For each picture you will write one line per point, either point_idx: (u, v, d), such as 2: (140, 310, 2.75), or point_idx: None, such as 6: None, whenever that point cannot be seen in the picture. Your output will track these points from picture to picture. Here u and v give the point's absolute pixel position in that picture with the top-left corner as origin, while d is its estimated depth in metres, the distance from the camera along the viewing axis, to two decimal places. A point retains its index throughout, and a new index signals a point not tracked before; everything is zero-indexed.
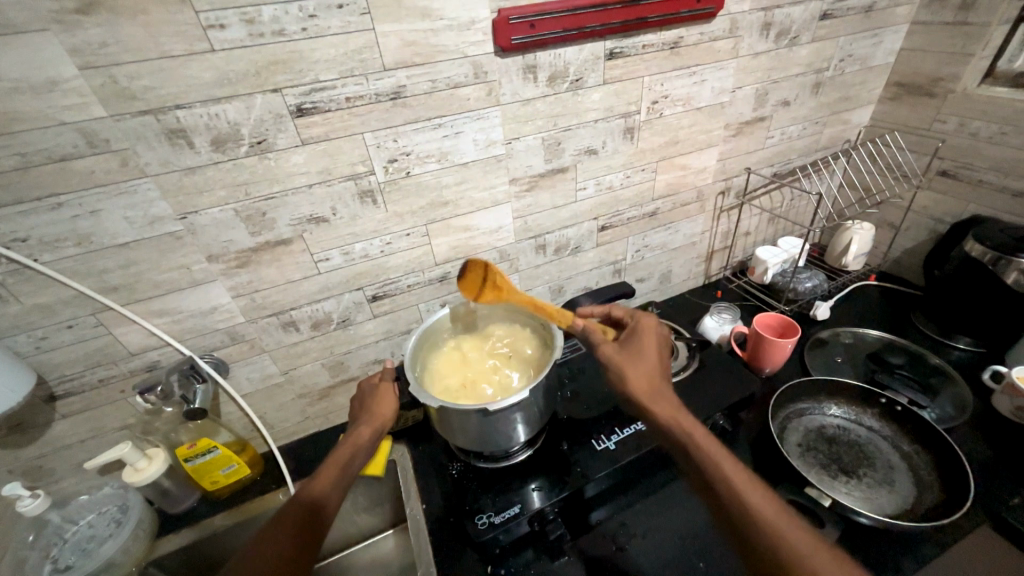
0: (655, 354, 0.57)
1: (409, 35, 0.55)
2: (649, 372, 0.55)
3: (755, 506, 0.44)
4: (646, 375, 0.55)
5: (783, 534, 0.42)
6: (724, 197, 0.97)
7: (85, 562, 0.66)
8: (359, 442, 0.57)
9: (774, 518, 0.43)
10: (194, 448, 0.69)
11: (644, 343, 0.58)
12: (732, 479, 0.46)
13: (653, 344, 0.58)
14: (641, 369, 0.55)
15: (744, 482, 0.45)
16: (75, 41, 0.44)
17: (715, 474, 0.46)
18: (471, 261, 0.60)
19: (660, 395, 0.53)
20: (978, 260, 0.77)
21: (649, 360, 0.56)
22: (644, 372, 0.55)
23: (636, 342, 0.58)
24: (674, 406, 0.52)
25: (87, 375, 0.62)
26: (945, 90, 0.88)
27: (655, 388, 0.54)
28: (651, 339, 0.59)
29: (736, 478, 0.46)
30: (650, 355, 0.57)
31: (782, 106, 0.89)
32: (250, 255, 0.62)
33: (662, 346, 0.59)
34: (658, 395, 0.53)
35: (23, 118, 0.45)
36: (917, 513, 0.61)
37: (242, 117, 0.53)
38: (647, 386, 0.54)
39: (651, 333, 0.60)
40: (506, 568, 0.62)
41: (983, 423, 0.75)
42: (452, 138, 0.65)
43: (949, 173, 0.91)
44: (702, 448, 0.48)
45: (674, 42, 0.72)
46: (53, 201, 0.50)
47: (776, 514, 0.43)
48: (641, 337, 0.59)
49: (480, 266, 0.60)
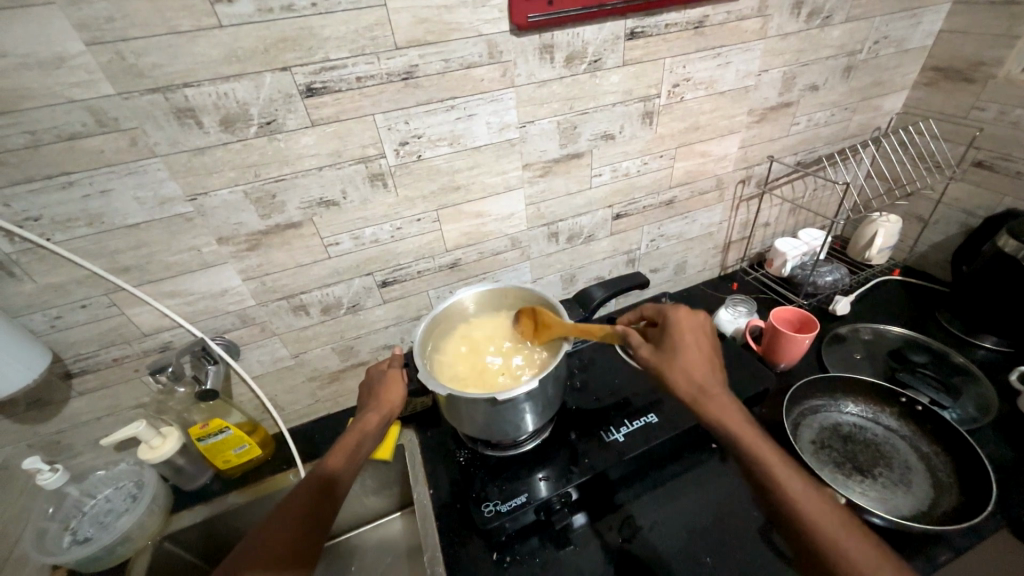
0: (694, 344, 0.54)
1: (422, 12, 0.53)
2: (692, 372, 0.52)
3: (815, 517, 0.41)
4: (687, 374, 0.52)
5: (834, 540, 0.40)
6: (745, 185, 0.94)
7: (102, 534, 0.67)
8: (367, 429, 0.57)
9: (836, 528, 0.41)
10: (207, 428, 0.70)
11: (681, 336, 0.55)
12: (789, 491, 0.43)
13: (694, 337, 0.55)
14: (685, 370, 0.52)
15: (797, 485, 0.43)
16: (81, 16, 0.43)
17: (772, 486, 0.44)
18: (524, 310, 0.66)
19: (708, 395, 0.50)
20: (1010, 257, 0.74)
21: (688, 347, 0.54)
22: (684, 371, 0.52)
23: (673, 336, 0.55)
24: (721, 405, 0.49)
25: (101, 355, 0.63)
26: (986, 75, 0.83)
27: (702, 388, 0.51)
28: (687, 333, 0.55)
29: (794, 490, 0.43)
30: (688, 350, 0.54)
31: (809, 91, 0.85)
32: (260, 238, 0.61)
33: (701, 336, 0.55)
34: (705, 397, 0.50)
35: (31, 95, 0.45)
36: (934, 515, 0.60)
37: (251, 97, 0.52)
38: (691, 385, 0.51)
39: (690, 326, 0.56)
40: (511, 554, 0.62)
41: (1008, 425, 0.72)
42: (465, 121, 0.63)
43: (984, 163, 0.87)
44: (761, 458, 0.45)
45: (699, 22, 0.68)
46: (63, 180, 0.50)
47: (831, 522, 0.41)
48: (675, 329, 0.56)
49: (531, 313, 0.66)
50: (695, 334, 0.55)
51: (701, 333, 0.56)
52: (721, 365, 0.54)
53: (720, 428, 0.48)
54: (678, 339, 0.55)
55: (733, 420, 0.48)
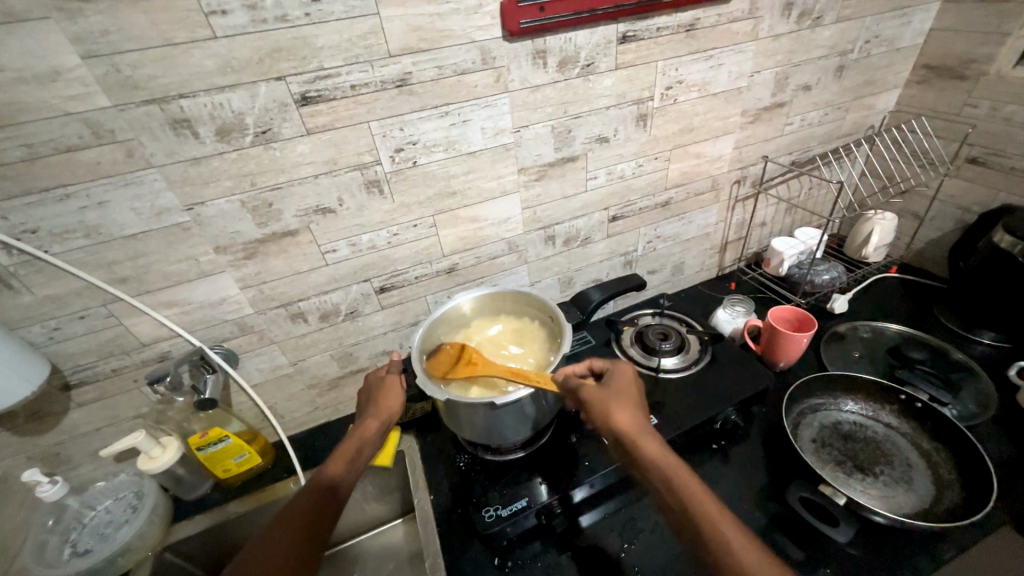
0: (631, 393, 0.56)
1: (415, 20, 0.54)
2: (634, 414, 0.53)
3: (749, 560, 0.41)
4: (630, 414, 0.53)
5: None
6: (740, 186, 0.94)
7: (102, 546, 0.67)
8: (367, 434, 0.57)
9: None
10: (206, 437, 0.70)
11: (622, 385, 0.57)
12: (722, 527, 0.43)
13: (632, 386, 0.58)
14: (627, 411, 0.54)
15: (730, 530, 0.43)
16: (77, 29, 0.43)
17: (710, 531, 0.43)
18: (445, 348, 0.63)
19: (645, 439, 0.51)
20: (1006, 252, 0.74)
21: (626, 395, 0.56)
22: (626, 411, 0.54)
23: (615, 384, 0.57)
24: (659, 445, 0.50)
25: (100, 365, 0.63)
26: (977, 72, 0.84)
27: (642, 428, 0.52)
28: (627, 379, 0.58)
29: (727, 528, 0.43)
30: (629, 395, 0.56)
31: (802, 91, 0.86)
32: (257, 246, 0.62)
33: (638, 386, 0.59)
34: (644, 436, 0.51)
35: (28, 109, 0.45)
36: (936, 512, 0.60)
37: (246, 107, 0.52)
38: (631, 428, 0.52)
39: (630, 376, 0.59)
40: (513, 559, 0.62)
41: (1008, 421, 0.72)
42: (460, 126, 0.63)
43: (979, 160, 0.87)
44: (696, 496, 0.46)
45: (690, 25, 0.69)
46: (60, 192, 0.50)
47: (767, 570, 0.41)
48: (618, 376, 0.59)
49: (455, 350, 0.63)
50: (632, 385, 0.58)
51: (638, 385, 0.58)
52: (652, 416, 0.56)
53: (659, 466, 0.48)
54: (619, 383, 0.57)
55: (670, 460, 0.49)
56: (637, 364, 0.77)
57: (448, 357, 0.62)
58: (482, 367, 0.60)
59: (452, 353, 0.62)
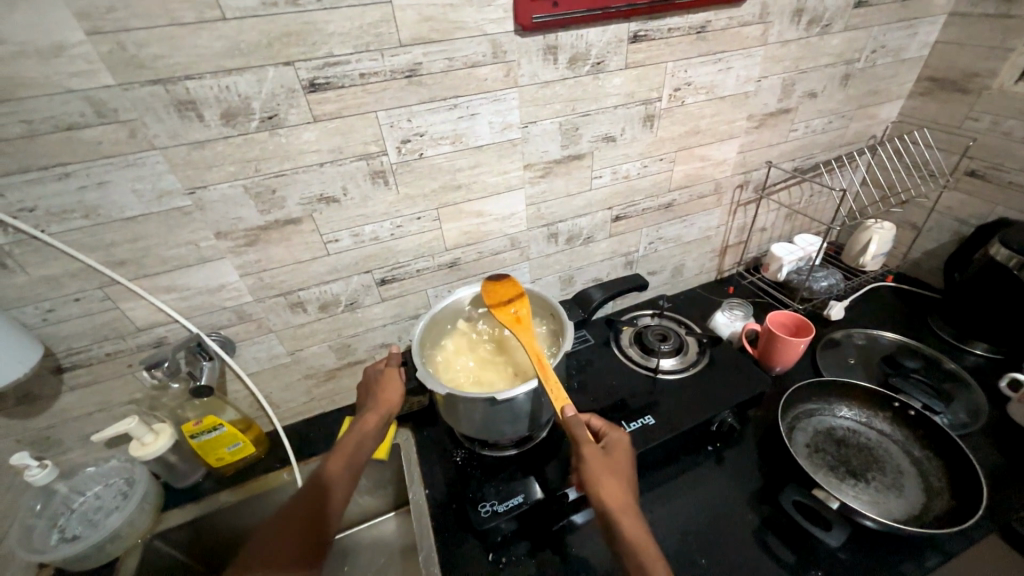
0: (627, 462, 0.53)
1: (426, 10, 0.53)
2: (626, 489, 0.51)
3: None
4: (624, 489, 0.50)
5: None
6: (743, 190, 0.94)
7: (91, 533, 0.66)
8: (366, 432, 0.57)
9: None
10: (199, 425, 0.69)
11: (619, 452, 0.54)
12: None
13: (629, 454, 0.54)
14: (621, 484, 0.51)
15: None
16: (82, 4, 0.42)
17: None
18: (512, 283, 0.66)
19: (628, 518, 0.49)
20: (1002, 265, 0.75)
21: (621, 463, 0.53)
22: (617, 481, 0.51)
23: (613, 448, 0.54)
24: (640, 529, 0.48)
25: (94, 349, 0.62)
26: (980, 85, 0.84)
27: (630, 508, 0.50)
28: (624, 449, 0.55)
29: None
30: (625, 465, 0.53)
31: (808, 98, 0.86)
32: (258, 233, 0.61)
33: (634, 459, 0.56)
34: (630, 516, 0.49)
35: (29, 84, 0.44)
36: (926, 519, 0.61)
37: (253, 91, 0.51)
38: (618, 503, 0.49)
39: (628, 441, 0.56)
40: (507, 555, 0.62)
41: (998, 431, 0.73)
42: (467, 120, 0.63)
43: (977, 173, 0.88)
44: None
45: (701, 27, 0.69)
46: (59, 171, 0.49)
47: None
48: (615, 440, 0.55)
49: (517, 292, 0.66)
50: (628, 453, 0.55)
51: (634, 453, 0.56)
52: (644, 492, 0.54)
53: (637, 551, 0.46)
54: (616, 448, 0.54)
55: (649, 546, 0.47)
56: (636, 364, 0.78)
57: (504, 299, 0.65)
58: (517, 327, 0.62)
59: (512, 294, 0.65)
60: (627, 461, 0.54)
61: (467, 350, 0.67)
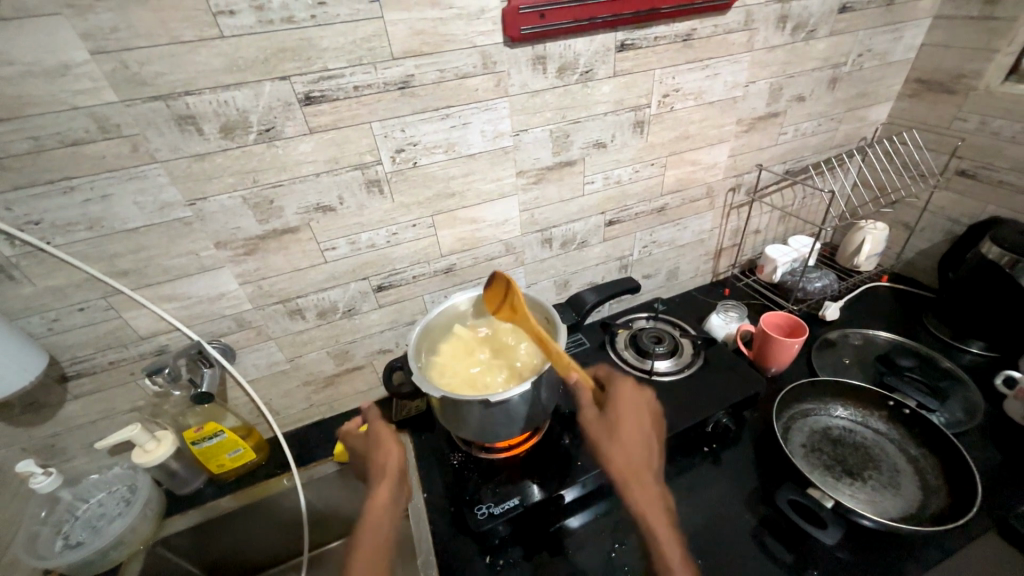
0: (626, 413, 0.61)
1: (418, 24, 0.55)
2: (624, 441, 0.59)
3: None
4: (622, 446, 0.59)
5: None
6: (735, 193, 0.96)
7: (94, 540, 0.67)
8: (383, 500, 0.58)
9: None
10: (201, 432, 0.70)
11: (618, 406, 0.62)
12: (674, 565, 0.51)
13: (628, 406, 0.62)
14: (621, 444, 0.58)
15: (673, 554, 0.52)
16: (87, 26, 0.44)
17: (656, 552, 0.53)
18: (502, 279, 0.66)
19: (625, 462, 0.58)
20: (994, 263, 0.76)
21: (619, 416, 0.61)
22: (614, 434, 0.60)
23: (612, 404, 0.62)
24: (638, 470, 0.58)
25: (97, 358, 0.63)
26: (967, 87, 0.86)
27: (632, 462, 0.58)
28: (627, 404, 0.62)
29: (680, 568, 0.51)
30: (630, 424, 0.60)
31: (797, 102, 0.87)
32: (257, 242, 0.62)
33: (638, 406, 0.63)
34: (627, 460, 0.58)
35: (36, 102, 0.46)
36: (922, 517, 0.61)
37: (251, 105, 0.53)
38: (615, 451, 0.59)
39: (628, 394, 0.63)
40: (504, 558, 0.62)
41: (995, 428, 0.73)
42: (460, 129, 0.64)
43: (967, 172, 0.89)
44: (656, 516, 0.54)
45: (687, 34, 0.70)
46: (64, 185, 0.51)
47: None
48: (619, 401, 0.62)
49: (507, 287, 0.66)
50: (628, 405, 0.62)
51: (637, 402, 0.63)
52: (651, 432, 0.62)
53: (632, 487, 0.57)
54: (620, 408, 0.62)
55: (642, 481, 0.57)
56: (630, 366, 0.79)
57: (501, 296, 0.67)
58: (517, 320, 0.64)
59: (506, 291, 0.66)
60: (626, 413, 0.61)
61: (464, 353, 0.66)
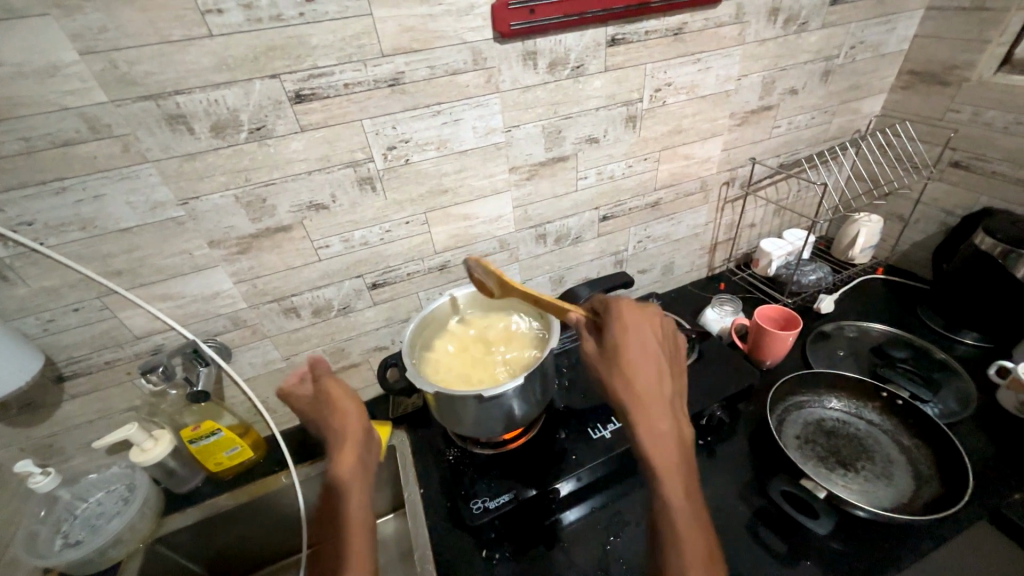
0: (627, 343, 0.52)
1: (407, 20, 0.55)
2: (623, 376, 0.51)
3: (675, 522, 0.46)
4: (624, 381, 0.51)
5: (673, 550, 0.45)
6: (729, 187, 0.96)
7: (92, 538, 0.68)
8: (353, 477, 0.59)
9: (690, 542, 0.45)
10: (198, 430, 0.71)
11: (618, 335, 0.53)
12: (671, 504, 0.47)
13: (630, 334, 0.52)
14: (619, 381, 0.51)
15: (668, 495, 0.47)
16: (75, 26, 0.44)
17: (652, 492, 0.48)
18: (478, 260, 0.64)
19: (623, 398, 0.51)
20: (987, 254, 0.76)
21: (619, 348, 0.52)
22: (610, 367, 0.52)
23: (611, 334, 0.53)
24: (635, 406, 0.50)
25: (93, 358, 0.64)
26: (959, 78, 0.86)
27: (633, 399, 0.50)
28: (630, 332, 0.52)
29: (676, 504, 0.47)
30: (632, 355, 0.51)
31: (789, 95, 0.87)
32: (250, 241, 0.63)
33: (643, 333, 0.53)
34: (625, 396, 0.51)
35: (26, 103, 0.46)
36: (914, 507, 0.61)
37: (241, 104, 0.53)
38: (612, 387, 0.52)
39: (632, 320, 0.53)
40: (499, 552, 0.63)
41: (987, 418, 0.74)
42: (451, 126, 0.64)
43: (961, 164, 0.89)
44: (655, 458, 0.48)
45: (678, 28, 0.70)
46: (56, 185, 0.51)
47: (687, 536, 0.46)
48: (620, 331, 0.53)
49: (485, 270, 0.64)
50: (631, 333, 0.53)
51: (644, 329, 0.53)
52: (660, 362, 0.52)
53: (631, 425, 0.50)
54: (626, 341, 0.52)
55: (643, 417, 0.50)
56: None
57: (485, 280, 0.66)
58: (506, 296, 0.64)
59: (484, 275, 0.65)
60: (628, 343, 0.52)
61: (454, 351, 0.67)
